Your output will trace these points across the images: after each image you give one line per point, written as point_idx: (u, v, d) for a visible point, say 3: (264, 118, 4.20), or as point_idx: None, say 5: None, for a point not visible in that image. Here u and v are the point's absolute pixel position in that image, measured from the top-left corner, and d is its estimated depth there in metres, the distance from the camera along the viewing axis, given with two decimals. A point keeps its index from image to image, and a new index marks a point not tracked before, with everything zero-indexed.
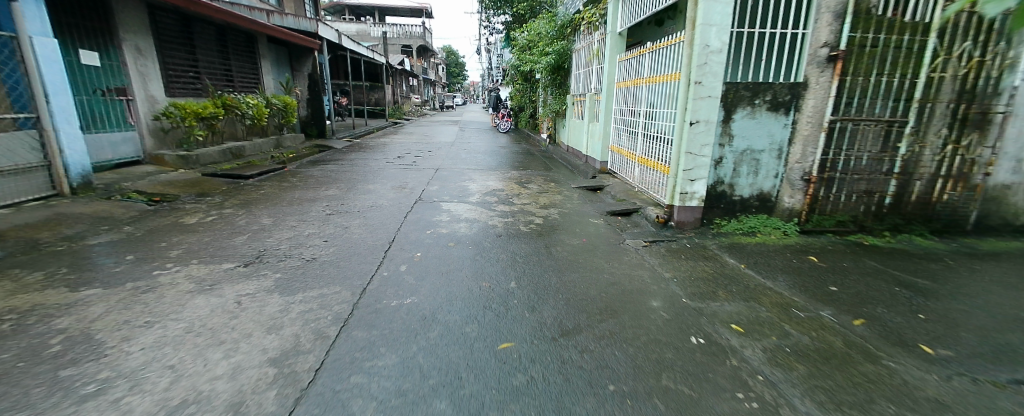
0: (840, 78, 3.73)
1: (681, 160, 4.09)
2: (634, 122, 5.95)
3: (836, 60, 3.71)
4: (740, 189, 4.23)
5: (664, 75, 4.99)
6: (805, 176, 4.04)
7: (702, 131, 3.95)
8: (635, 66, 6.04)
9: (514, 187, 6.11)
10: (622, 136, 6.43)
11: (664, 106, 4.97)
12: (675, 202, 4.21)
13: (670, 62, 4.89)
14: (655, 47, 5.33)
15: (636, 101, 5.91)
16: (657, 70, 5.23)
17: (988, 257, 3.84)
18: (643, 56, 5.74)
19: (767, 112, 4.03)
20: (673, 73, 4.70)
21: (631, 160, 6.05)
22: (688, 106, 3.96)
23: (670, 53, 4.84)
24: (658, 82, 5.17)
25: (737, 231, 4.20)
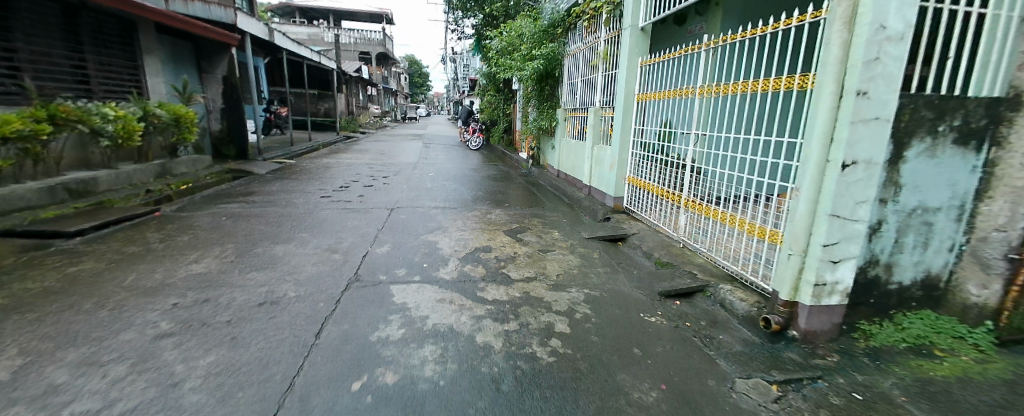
0: None
1: (817, 228, 2.36)
2: (668, 149, 4.31)
3: None
4: (900, 274, 2.61)
5: (741, 83, 3.20)
6: (1012, 252, 2.40)
7: (861, 178, 2.24)
8: (666, 72, 4.40)
9: (504, 241, 4.17)
10: (646, 166, 4.80)
11: (742, 132, 3.21)
12: (803, 301, 2.51)
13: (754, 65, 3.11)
14: (712, 43, 3.55)
15: (671, 121, 4.26)
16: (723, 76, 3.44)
17: None
18: (687, 57, 4.00)
19: (953, 146, 2.36)
20: (766, 80, 2.91)
21: (667, 202, 4.38)
22: (835, 136, 2.24)
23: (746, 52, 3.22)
24: (727, 95, 3.40)
25: (898, 341, 2.57)
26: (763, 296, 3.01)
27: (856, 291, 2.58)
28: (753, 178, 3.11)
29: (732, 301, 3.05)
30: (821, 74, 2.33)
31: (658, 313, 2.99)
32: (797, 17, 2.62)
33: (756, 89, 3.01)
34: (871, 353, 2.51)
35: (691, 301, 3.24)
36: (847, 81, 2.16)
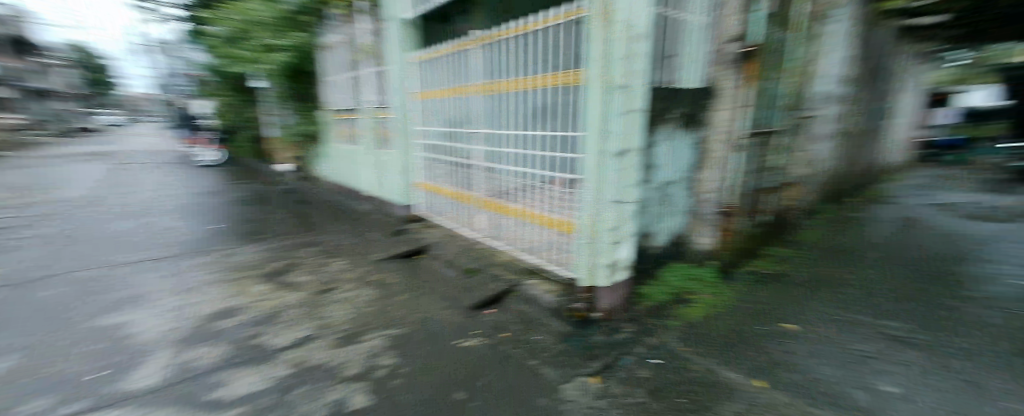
0: (751, 82, 2.84)
1: (604, 214, 2.53)
2: (456, 150, 4.06)
3: (749, 57, 2.79)
4: (659, 239, 3.10)
5: (517, 80, 3.19)
6: (721, 208, 3.14)
7: (629, 165, 2.47)
8: (441, 69, 4.12)
9: (263, 292, 3.03)
10: (435, 168, 4.44)
11: (526, 127, 3.20)
12: (599, 283, 2.66)
13: (524, 61, 3.12)
14: (484, 40, 3.45)
15: (455, 120, 4.02)
16: (499, 73, 3.39)
17: (835, 259, 3.99)
18: (460, 53, 3.80)
19: (679, 130, 2.97)
20: (541, 76, 2.97)
21: (461, 203, 4.12)
22: (608, 128, 2.42)
23: (514, 49, 3.18)
24: (506, 93, 3.33)
25: (669, 296, 2.96)
26: (566, 283, 2.95)
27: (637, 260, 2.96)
28: (543, 173, 3.03)
29: (538, 297, 2.97)
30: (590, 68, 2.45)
31: (473, 333, 2.60)
32: (558, 15, 2.72)
33: (533, 86, 3.06)
34: (651, 313, 2.80)
35: (502, 305, 3.00)
36: (613, 76, 2.32)
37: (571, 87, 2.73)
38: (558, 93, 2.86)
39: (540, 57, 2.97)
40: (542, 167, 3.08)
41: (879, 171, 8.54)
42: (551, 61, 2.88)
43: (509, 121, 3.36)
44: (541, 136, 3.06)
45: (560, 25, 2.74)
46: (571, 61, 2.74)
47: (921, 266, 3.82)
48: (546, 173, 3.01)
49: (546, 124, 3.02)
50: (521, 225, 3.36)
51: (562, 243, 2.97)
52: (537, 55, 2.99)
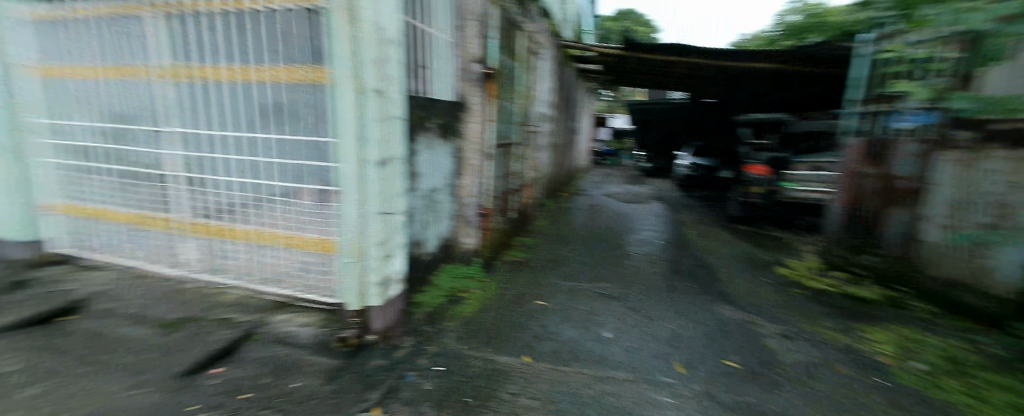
0: (492, 99, 3.68)
1: (369, 229, 2.33)
2: (127, 155, 2.95)
3: (490, 79, 3.56)
4: (429, 246, 3.18)
5: (228, 68, 2.50)
6: (480, 208, 3.76)
7: (391, 175, 2.40)
8: (87, 38, 2.88)
9: None
10: (88, 180, 3.10)
11: (246, 129, 2.56)
12: (371, 303, 2.47)
13: (237, 47, 2.47)
14: (168, 7, 2.56)
15: (120, 113, 2.90)
16: (198, 55, 2.57)
17: (559, 240, 5.14)
18: (124, 20, 2.72)
19: (439, 140, 3.11)
20: (265, 67, 2.42)
21: (143, 229, 3.02)
22: (364, 136, 2.19)
23: (216, 29, 2.48)
24: (207, 82, 2.56)
25: (444, 295, 3.17)
26: (330, 311, 2.65)
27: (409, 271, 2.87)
28: (278, 185, 2.53)
29: (292, 334, 2.46)
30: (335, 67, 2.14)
31: (193, 406, 1.82)
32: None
33: (247, 79, 2.48)
34: (427, 321, 2.78)
35: (236, 358, 2.25)
36: (364, 79, 2.11)
37: (309, 85, 2.35)
38: (295, 91, 2.39)
39: (261, 44, 2.41)
40: (275, 179, 2.55)
41: (573, 172, 11.44)
42: (278, 50, 2.38)
43: (218, 120, 2.62)
44: (270, 141, 2.51)
45: (291, 11, 2.32)
46: (306, 54, 2.35)
47: (606, 239, 5.30)
48: (275, 185, 2.55)
49: (276, 127, 2.49)
50: (254, 251, 2.73)
51: (320, 267, 2.60)
52: (255, 40, 2.41)
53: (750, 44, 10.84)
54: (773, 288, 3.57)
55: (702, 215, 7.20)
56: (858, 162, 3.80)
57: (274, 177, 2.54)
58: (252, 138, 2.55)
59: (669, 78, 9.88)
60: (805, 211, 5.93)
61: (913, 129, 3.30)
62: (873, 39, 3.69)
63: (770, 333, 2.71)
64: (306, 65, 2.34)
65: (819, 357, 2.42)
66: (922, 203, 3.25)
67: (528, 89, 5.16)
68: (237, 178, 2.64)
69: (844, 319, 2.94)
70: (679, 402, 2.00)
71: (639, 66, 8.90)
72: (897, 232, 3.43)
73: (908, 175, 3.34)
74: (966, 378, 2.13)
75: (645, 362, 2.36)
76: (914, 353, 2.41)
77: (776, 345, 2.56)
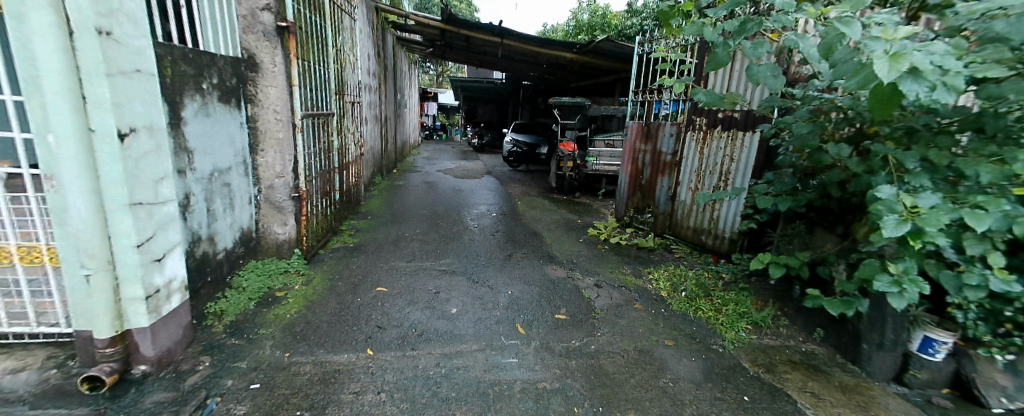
0: (294, 58, 3.01)
1: (117, 227, 1.70)
2: None
3: (286, 32, 2.94)
4: (223, 240, 2.62)
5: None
6: (293, 192, 3.18)
7: (149, 150, 1.81)
8: None
9: None
10: None
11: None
12: (136, 324, 1.82)
13: None
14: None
15: None
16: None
17: (393, 219, 4.92)
18: None
19: (220, 105, 2.55)
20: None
21: None
22: (88, 95, 1.57)
23: None
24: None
25: (251, 299, 2.60)
26: (58, 344, 1.95)
27: (190, 274, 2.27)
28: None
29: None
30: None
31: None
32: None
33: None
34: (233, 332, 2.25)
35: None
36: (74, 11, 1.49)
37: None
38: None
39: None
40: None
41: (403, 148, 10.98)
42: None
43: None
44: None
45: None
46: None
47: (442, 216, 5.28)
48: None
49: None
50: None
51: (26, 287, 1.83)
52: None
53: (556, 34, 12.23)
54: (585, 246, 4.20)
55: (527, 187, 7.93)
56: (637, 141, 4.76)
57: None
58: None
59: (490, 58, 10.36)
60: (604, 181, 7.16)
61: (670, 115, 4.32)
62: (640, 41, 4.58)
63: (587, 285, 3.18)
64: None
65: (621, 299, 2.97)
66: (676, 172, 4.28)
67: (342, 53, 4.56)
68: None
69: (634, 265, 3.70)
70: (523, 360, 2.16)
71: (461, 44, 9.02)
72: (663, 194, 4.44)
73: (669, 151, 4.34)
74: (708, 296, 2.94)
75: (490, 329, 2.45)
76: (680, 284, 3.19)
77: (592, 294, 3.03)
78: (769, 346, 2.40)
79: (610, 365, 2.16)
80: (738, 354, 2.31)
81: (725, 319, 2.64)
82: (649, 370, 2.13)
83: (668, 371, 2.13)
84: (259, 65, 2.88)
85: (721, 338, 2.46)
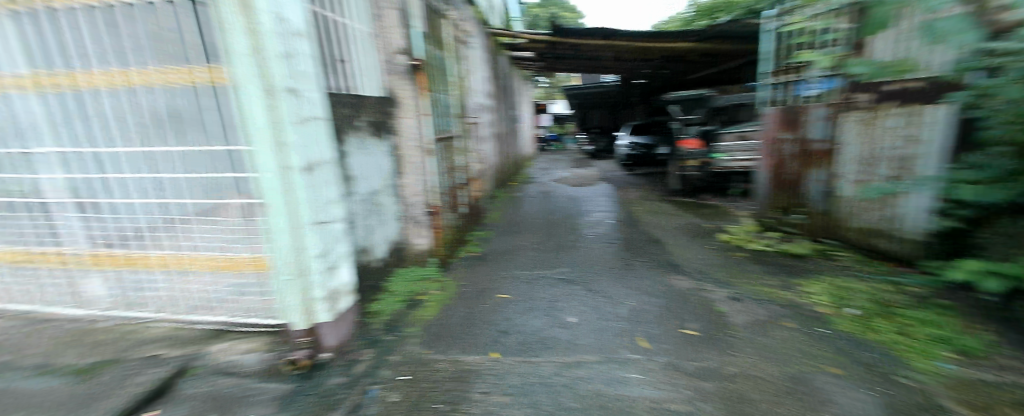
0: (424, 91, 3.44)
1: (306, 241, 2.17)
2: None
3: (417, 69, 3.37)
4: (378, 250, 3.10)
5: (108, 74, 2.23)
6: (427, 208, 3.60)
7: (324, 179, 2.28)
8: None
9: None
10: None
11: (139, 143, 2.32)
12: (320, 319, 2.29)
13: (113, 49, 2.20)
14: (15, 6, 2.23)
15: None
16: (58, 59, 2.26)
17: (512, 229, 5.17)
18: None
19: (371, 137, 3.04)
20: (148, 71, 2.18)
21: (22, 269, 2.68)
22: (284, 140, 2.03)
23: (84, 36, 2.21)
24: (82, 91, 2.29)
25: (399, 302, 3.03)
26: (272, 333, 2.47)
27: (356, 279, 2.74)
28: (187, 202, 2.34)
29: (236, 361, 2.31)
30: (235, 66, 1.94)
31: None
32: None
33: (138, 84, 2.22)
34: (386, 329, 2.64)
35: (174, 395, 2.09)
36: (273, 78, 1.97)
37: (207, 88, 2.15)
38: (194, 96, 2.18)
39: (141, 44, 2.16)
40: (181, 195, 2.35)
41: (519, 160, 11.48)
42: (162, 49, 2.15)
43: (97, 134, 2.35)
44: (170, 154, 2.30)
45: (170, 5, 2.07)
46: (201, 54, 2.11)
47: (559, 225, 5.33)
48: (190, 204, 2.35)
49: (176, 135, 2.28)
50: (169, 278, 2.52)
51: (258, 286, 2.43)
52: (130, 38, 2.15)
53: (671, 25, 11.43)
54: (716, 254, 3.79)
55: (646, 191, 7.51)
56: (779, 130, 4.00)
57: (189, 195, 2.34)
58: (144, 152, 2.31)
59: (599, 62, 10.18)
60: (737, 178, 6.39)
61: (818, 96, 3.65)
62: (773, 16, 4.00)
63: (720, 297, 2.87)
64: (207, 68, 2.12)
65: (764, 315, 2.60)
66: (830, 162, 3.60)
67: (462, 79, 5.01)
68: (129, 200, 2.39)
69: (781, 275, 3.21)
70: (646, 376, 2.05)
71: (570, 53, 9.08)
72: (815, 190, 3.77)
73: (821, 137, 3.66)
74: (887, 315, 2.39)
75: (610, 340, 2.39)
76: (846, 299, 2.64)
77: (726, 307, 2.72)
78: (988, 383, 1.83)
79: (752, 390, 1.90)
80: (939, 391, 1.81)
81: (914, 344, 2.11)
82: (804, 400, 1.82)
83: (832, 403, 1.79)
84: (397, 101, 3.36)
85: (909, 369, 1.96)
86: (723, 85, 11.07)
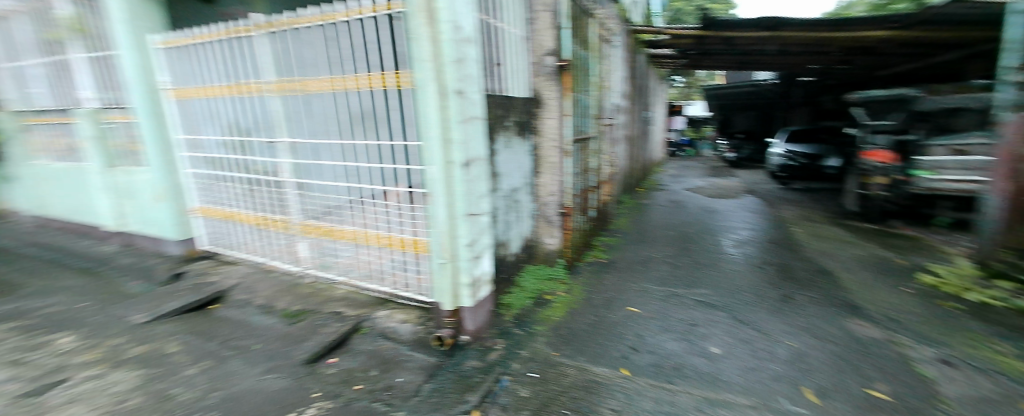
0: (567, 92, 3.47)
1: (459, 229, 2.39)
2: (245, 165, 3.42)
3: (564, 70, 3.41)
4: (513, 246, 3.26)
5: (326, 80, 2.76)
6: (561, 209, 3.64)
7: (477, 174, 2.46)
8: (198, 68, 3.41)
9: None
10: (214, 191, 3.70)
11: (342, 137, 2.83)
12: (465, 304, 2.50)
13: (330, 58, 2.70)
14: (269, 27, 2.88)
15: (229, 128, 3.41)
16: (296, 69, 2.89)
17: (642, 239, 4.92)
18: (238, 42, 3.09)
19: (517, 137, 3.19)
20: (353, 76, 2.64)
21: (259, 230, 3.54)
22: (450, 137, 2.26)
23: (313, 50, 2.76)
24: (309, 94, 2.89)
25: (529, 298, 3.12)
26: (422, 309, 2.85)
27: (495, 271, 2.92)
28: (371, 187, 2.77)
29: (394, 328, 2.69)
30: (418, 71, 2.23)
31: (314, 397, 2.07)
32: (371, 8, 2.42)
33: (345, 87, 2.69)
34: (517, 323, 2.76)
35: (349, 349, 2.55)
36: (447, 81, 2.19)
37: (394, 90, 2.50)
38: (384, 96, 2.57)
39: (350, 54, 2.62)
40: (367, 181, 2.80)
41: (648, 165, 10.87)
42: (365, 58, 2.57)
43: (315, 128, 2.94)
44: (363, 147, 2.75)
45: (374, 19, 2.45)
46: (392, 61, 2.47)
47: (696, 239, 4.88)
48: (372, 188, 2.78)
49: (368, 131, 2.72)
50: (352, 249, 3.05)
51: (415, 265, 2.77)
52: (343, 50, 2.63)
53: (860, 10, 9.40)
54: (915, 300, 3.01)
55: (808, 210, 6.38)
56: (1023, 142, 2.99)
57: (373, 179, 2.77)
58: (345, 144, 2.82)
59: (757, 58, 8.95)
60: (946, 204, 4.99)
61: None
62: None
63: (922, 358, 2.27)
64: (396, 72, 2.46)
65: (997, 394, 1.96)
66: None
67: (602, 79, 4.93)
68: (332, 182, 2.96)
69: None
70: None
71: (722, 48, 8.18)
72: None
73: None
74: None
75: (763, 384, 2.10)
76: None
77: (933, 373, 2.14)
78: None
79: None
80: None
81: None
82: None
83: None
84: (542, 102, 3.45)
85: None
86: (933, 82, 8.71)
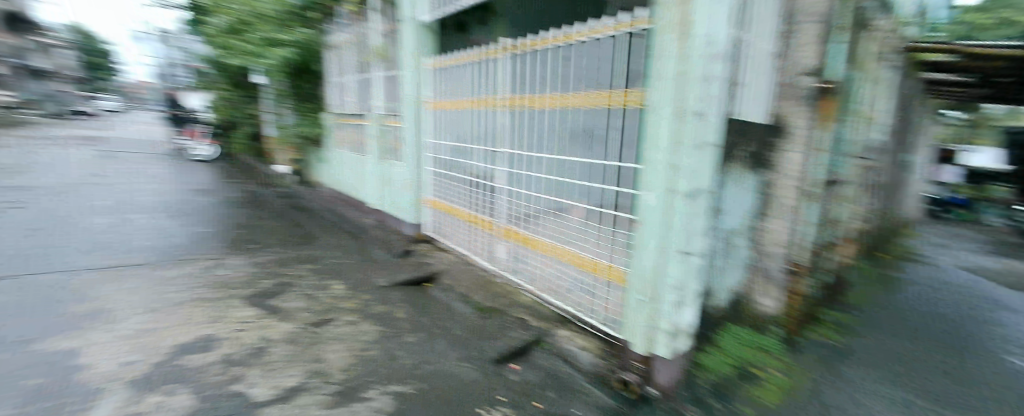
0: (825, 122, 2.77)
1: (669, 268, 2.10)
2: (470, 168, 3.94)
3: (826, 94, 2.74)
4: (720, 297, 2.77)
5: (555, 98, 2.93)
6: (789, 265, 2.95)
7: (704, 209, 2.08)
8: (452, 85, 4.13)
9: (255, 327, 2.71)
10: (442, 186, 4.40)
11: (558, 151, 2.95)
12: (660, 352, 2.21)
13: (562, 77, 2.85)
14: (514, 49, 3.25)
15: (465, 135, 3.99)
16: (529, 87, 3.16)
17: (900, 327, 3.62)
18: (485, 63, 3.60)
19: (750, 172, 2.70)
20: (580, 94, 2.72)
21: (470, 224, 4.02)
22: (680, 163, 1.98)
23: (548, 68, 2.96)
24: (536, 110, 3.11)
25: (732, 368, 2.48)
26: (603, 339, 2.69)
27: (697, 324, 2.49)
28: (576, 204, 2.78)
29: (575, 353, 2.61)
30: (656, 89, 2.06)
31: (500, 399, 2.17)
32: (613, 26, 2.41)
33: (571, 104, 2.80)
34: (716, 394, 2.33)
35: (530, 359, 2.60)
36: (690, 100, 1.90)
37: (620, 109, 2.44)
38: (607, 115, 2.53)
39: (581, 72, 2.68)
40: (574, 197, 2.83)
41: (905, 225, 8.16)
42: (595, 76, 2.60)
43: (536, 142, 3.15)
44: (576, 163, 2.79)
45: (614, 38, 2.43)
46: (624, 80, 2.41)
47: (1004, 350, 3.31)
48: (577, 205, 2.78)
49: (585, 149, 2.73)
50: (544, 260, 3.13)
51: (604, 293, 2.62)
52: (576, 68, 2.72)
53: None
54: None
55: None
56: None
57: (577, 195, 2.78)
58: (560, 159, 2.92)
59: None
60: None
61: None
62: None
63: None
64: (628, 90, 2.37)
65: None
66: None
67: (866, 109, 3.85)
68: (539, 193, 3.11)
69: None
70: None
71: None
72: None
73: None
74: None
75: None
76: None
77: None
78: None
79: None
80: None
81: None
82: None
83: None
84: None
85: None
86: None
